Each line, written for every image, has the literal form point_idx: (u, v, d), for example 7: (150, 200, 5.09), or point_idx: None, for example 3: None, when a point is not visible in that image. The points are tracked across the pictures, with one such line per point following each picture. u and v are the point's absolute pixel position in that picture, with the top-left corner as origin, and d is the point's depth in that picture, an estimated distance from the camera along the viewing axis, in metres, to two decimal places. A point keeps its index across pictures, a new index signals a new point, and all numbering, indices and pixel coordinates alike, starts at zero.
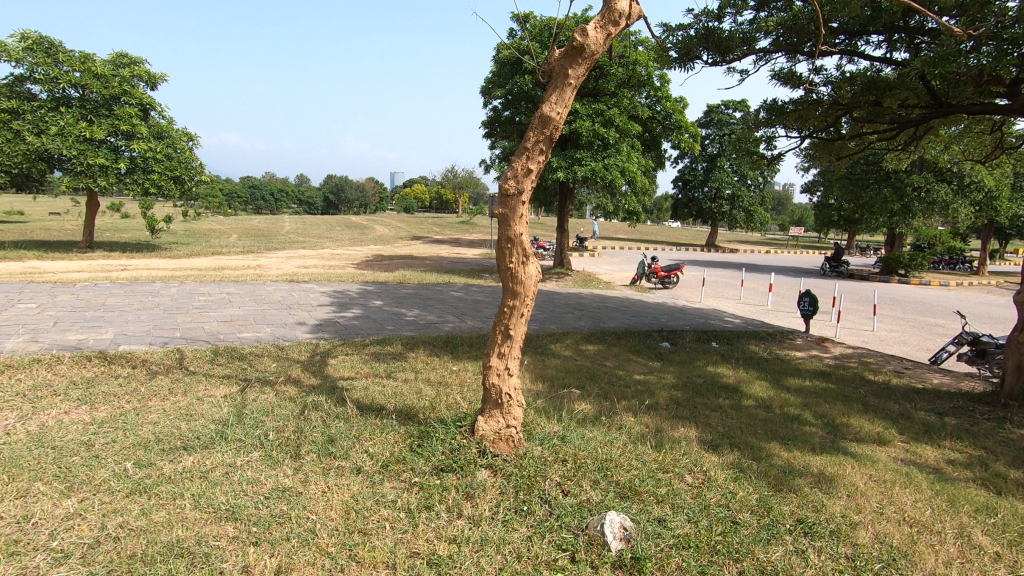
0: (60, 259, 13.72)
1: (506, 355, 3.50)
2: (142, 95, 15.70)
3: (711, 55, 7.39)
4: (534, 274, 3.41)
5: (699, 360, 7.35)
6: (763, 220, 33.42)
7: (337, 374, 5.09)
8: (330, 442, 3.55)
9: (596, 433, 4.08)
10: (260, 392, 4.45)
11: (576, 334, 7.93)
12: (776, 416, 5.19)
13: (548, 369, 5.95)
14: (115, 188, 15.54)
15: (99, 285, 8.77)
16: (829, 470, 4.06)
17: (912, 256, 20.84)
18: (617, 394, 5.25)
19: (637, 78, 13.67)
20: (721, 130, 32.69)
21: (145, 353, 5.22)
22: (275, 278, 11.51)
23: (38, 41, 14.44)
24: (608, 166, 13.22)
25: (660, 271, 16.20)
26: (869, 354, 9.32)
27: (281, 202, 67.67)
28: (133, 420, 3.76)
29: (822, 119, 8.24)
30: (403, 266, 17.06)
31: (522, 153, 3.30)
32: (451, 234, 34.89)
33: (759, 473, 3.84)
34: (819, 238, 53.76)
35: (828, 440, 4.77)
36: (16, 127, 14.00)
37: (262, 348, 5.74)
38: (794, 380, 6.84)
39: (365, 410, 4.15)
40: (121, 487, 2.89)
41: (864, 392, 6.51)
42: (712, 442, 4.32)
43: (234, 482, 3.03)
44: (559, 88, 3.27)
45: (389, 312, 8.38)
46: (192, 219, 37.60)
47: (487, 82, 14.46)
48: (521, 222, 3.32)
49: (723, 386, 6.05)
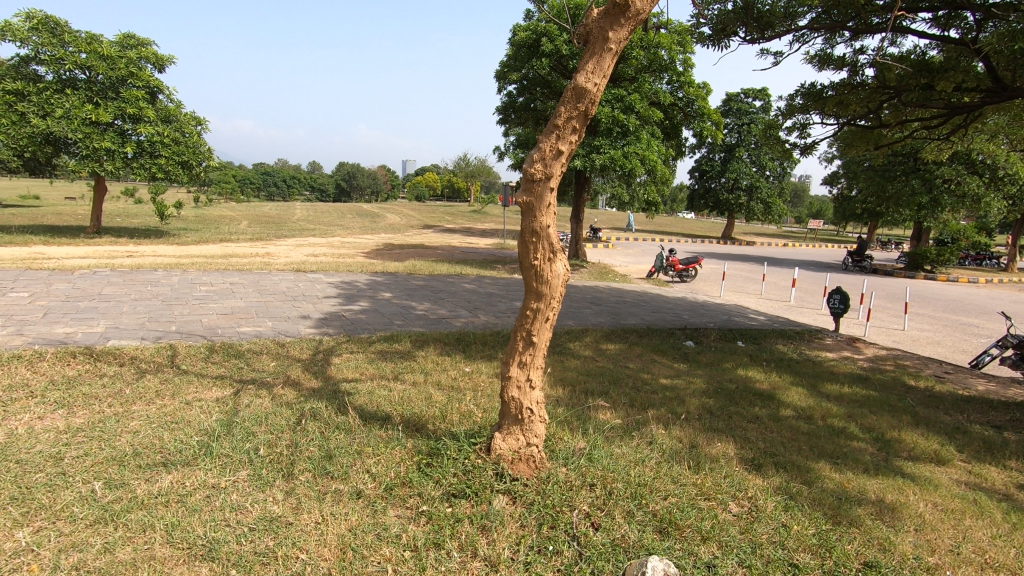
0: (67, 245, 13.53)
1: (528, 364, 3.08)
2: (149, 77, 15.36)
3: (749, 31, 6.82)
4: (562, 273, 2.97)
5: (727, 362, 6.86)
6: (782, 211, 32.51)
7: (340, 376, 4.69)
8: (328, 459, 3.15)
9: (626, 450, 3.64)
10: (255, 397, 4.06)
11: (595, 332, 7.49)
12: (821, 430, 4.71)
13: (569, 372, 5.51)
14: (123, 172, 15.26)
15: (99, 273, 8.44)
16: (889, 497, 3.59)
17: (940, 252, 20.11)
18: (644, 402, 4.81)
19: (659, 63, 13.08)
20: (740, 119, 31.81)
21: (136, 349, 4.85)
22: (283, 267, 11.18)
23: (44, 20, 14.09)
24: (627, 154, 12.65)
25: (679, 264, 15.70)
26: (904, 356, 8.78)
27: (294, 189, 67.53)
28: (111, 428, 3.38)
29: (864, 104, 7.60)
30: (414, 255, 16.67)
31: (551, 132, 2.83)
32: (463, 223, 34.51)
33: (812, 501, 3.39)
34: (838, 230, 52.76)
35: (880, 459, 4.30)
36: (21, 109, 13.74)
37: (261, 344, 5.35)
38: (832, 385, 6.33)
39: (368, 420, 3.73)
40: (86, 514, 2.51)
41: (910, 400, 6.00)
42: (754, 460, 3.88)
43: (216, 509, 2.64)
44: (597, 54, 2.80)
45: (398, 306, 7.97)
46: (205, 205, 37.46)
47: (502, 66, 13.90)
48: (548, 212, 2.88)
49: (758, 393, 5.56)
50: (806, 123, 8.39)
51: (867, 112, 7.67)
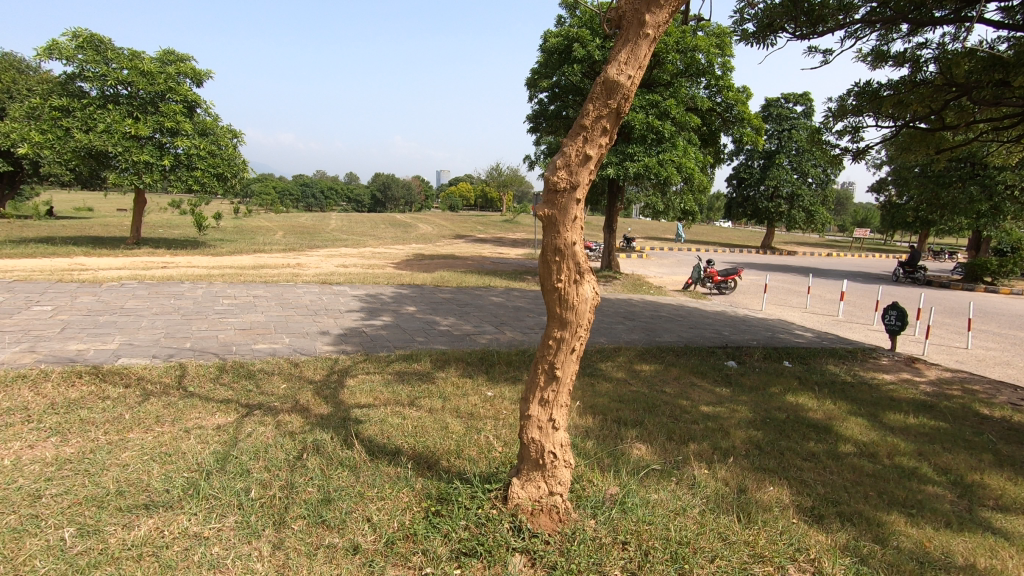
0: (106, 256, 13.86)
1: (551, 402, 2.68)
2: (187, 91, 15.66)
3: (799, 26, 6.29)
4: (590, 297, 2.57)
5: (774, 386, 6.27)
6: (825, 220, 31.16)
7: (352, 401, 4.37)
8: (326, 504, 2.81)
9: (664, 497, 3.19)
10: (259, 424, 3.77)
11: (628, 351, 7.01)
12: (888, 471, 4.15)
13: (599, 398, 5.05)
14: (161, 184, 15.56)
15: (126, 286, 8.43)
16: (981, 562, 3.02)
17: (1001, 262, 18.73)
18: (683, 434, 4.34)
19: (696, 67, 12.57)
20: (780, 125, 30.90)
21: (144, 369, 4.65)
22: (309, 279, 11.06)
23: (89, 39, 14.55)
24: (662, 162, 12.15)
25: (717, 275, 15.02)
26: (973, 379, 7.97)
27: (331, 200, 68.93)
28: (100, 461, 3.12)
29: (927, 104, 6.94)
30: (443, 266, 16.45)
31: (577, 134, 2.45)
32: (495, 233, 34.35)
33: (888, 565, 2.87)
34: (885, 239, 50.32)
35: (962, 509, 3.71)
36: (66, 124, 14.21)
37: (274, 364, 5.09)
38: (894, 415, 5.68)
39: (376, 455, 3.39)
40: (47, 571, 2.21)
41: (987, 434, 5.31)
42: (814, 511, 3.37)
43: (192, 566, 2.32)
44: (632, 42, 2.41)
45: (420, 321, 7.68)
46: (244, 216, 38.49)
47: (533, 73, 13.61)
48: (573, 227, 2.49)
49: (811, 424, 4.99)
50: (858, 126, 7.77)
51: (929, 113, 7.00)
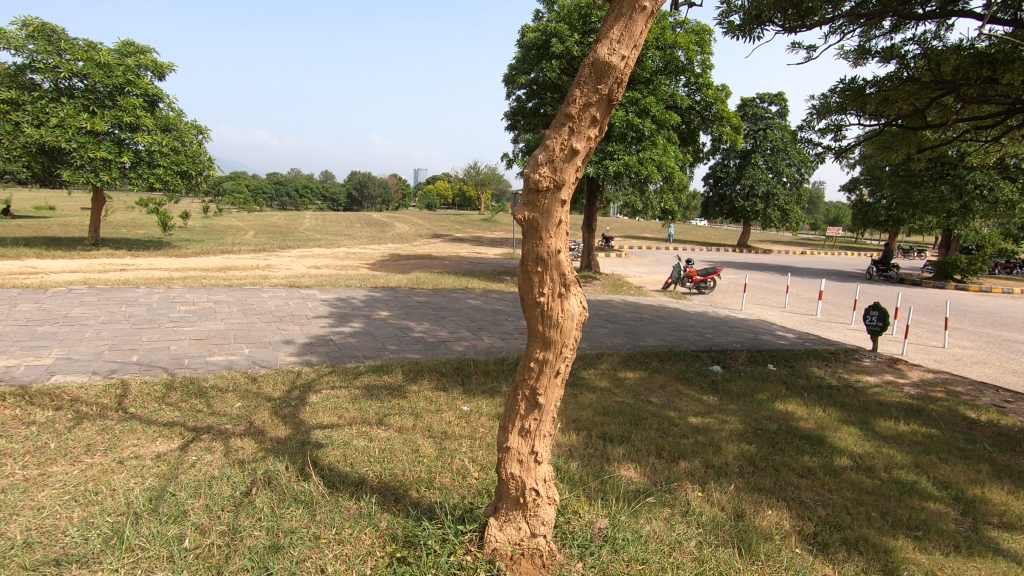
0: (60, 257, 13.11)
1: (532, 432, 2.36)
2: (148, 85, 14.90)
3: (787, 20, 6.08)
4: (577, 312, 2.25)
5: (762, 392, 6.04)
6: (799, 219, 31.47)
7: (313, 421, 3.97)
8: (274, 552, 2.43)
9: (657, 529, 2.90)
10: (204, 452, 3.36)
11: (612, 357, 6.71)
12: (887, 487, 3.92)
13: (583, 411, 4.74)
14: (120, 182, 14.77)
15: (73, 291, 7.83)
16: None
17: (970, 261, 19.02)
18: (673, 450, 4.06)
19: (675, 64, 12.37)
20: (755, 125, 31.15)
21: (80, 387, 4.17)
22: (276, 282, 10.57)
23: (40, 28, 13.78)
24: (643, 160, 11.96)
25: (696, 275, 14.90)
26: (955, 381, 7.87)
27: (305, 198, 67.56)
28: (10, 503, 2.68)
29: (913, 102, 6.78)
30: (420, 267, 16.00)
31: (562, 124, 2.13)
32: (473, 232, 33.92)
33: None
34: (856, 237, 51.25)
35: (968, 528, 3.49)
36: (15, 118, 13.39)
37: (230, 379, 4.65)
38: (885, 422, 5.48)
39: (336, 487, 3.03)
40: None
41: (979, 442, 5.14)
42: (817, 538, 3.10)
43: None
44: (625, 17, 2.09)
45: (393, 327, 7.28)
46: (213, 216, 37.37)
47: (510, 69, 13.29)
48: (558, 232, 2.16)
49: (805, 436, 4.74)
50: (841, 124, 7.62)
51: (914, 111, 6.85)
